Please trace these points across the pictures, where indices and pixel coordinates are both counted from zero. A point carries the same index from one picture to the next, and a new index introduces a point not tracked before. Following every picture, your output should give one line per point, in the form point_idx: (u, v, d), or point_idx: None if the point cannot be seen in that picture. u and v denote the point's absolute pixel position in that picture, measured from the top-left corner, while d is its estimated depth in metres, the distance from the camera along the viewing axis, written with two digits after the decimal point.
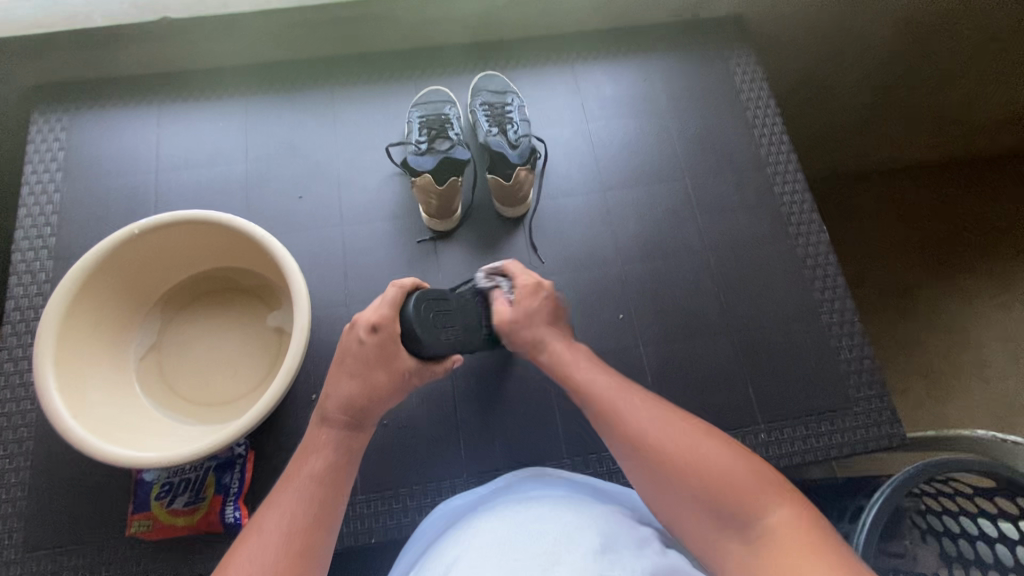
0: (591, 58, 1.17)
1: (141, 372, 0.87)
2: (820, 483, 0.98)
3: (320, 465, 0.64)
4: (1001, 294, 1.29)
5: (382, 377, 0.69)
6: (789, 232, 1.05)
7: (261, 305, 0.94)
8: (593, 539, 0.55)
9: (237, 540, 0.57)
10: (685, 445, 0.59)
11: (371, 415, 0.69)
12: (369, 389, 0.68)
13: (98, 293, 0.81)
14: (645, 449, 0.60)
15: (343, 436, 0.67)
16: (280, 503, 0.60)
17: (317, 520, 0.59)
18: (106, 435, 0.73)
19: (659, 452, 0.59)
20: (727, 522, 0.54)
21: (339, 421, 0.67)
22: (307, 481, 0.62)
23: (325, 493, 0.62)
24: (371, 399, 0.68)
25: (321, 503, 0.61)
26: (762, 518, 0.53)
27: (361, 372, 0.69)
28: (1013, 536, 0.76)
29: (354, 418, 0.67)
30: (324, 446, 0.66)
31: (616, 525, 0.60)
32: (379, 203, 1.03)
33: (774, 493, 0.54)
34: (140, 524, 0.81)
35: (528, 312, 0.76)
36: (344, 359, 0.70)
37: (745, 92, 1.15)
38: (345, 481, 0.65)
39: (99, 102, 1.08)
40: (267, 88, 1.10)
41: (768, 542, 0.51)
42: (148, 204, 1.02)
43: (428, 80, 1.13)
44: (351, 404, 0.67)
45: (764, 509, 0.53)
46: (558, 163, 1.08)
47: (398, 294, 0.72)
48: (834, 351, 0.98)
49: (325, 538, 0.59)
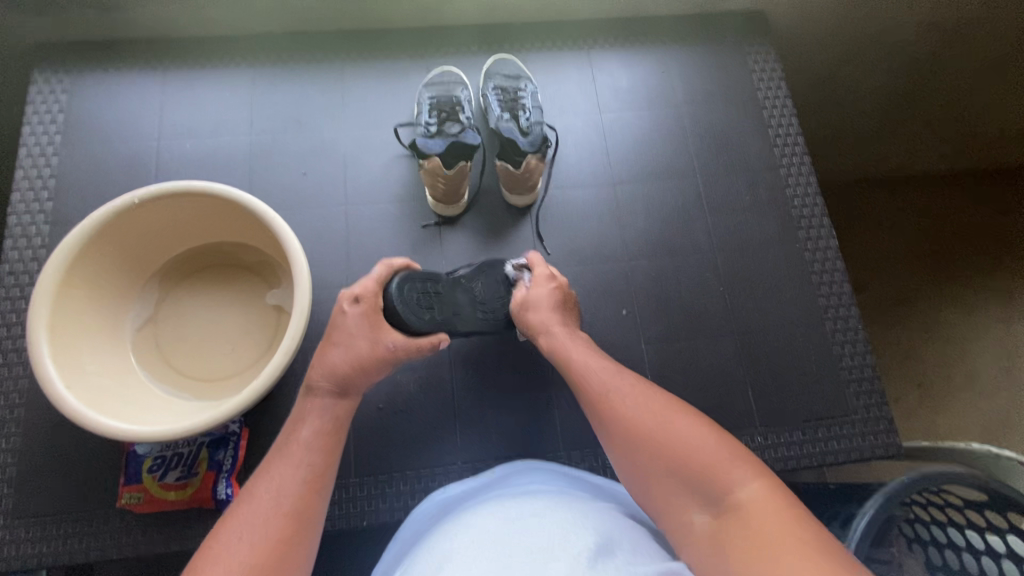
0: (608, 46, 1.14)
1: (138, 344, 0.85)
2: (820, 491, 0.97)
3: (311, 434, 0.64)
4: (1003, 308, 1.28)
5: (363, 345, 0.70)
6: (799, 236, 1.03)
7: (261, 282, 0.92)
8: (586, 538, 0.54)
9: (228, 509, 0.57)
10: (671, 425, 0.61)
11: (354, 386, 0.69)
12: (353, 357, 0.69)
13: (95, 262, 0.79)
14: (631, 432, 0.62)
15: (328, 404, 0.67)
16: (270, 471, 0.60)
17: (310, 487, 0.59)
18: (100, 406, 0.72)
19: (642, 431, 0.61)
20: (701, 494, 0.56)
21: (325, 389, 0.67)
22: (297, 447, 0.62)
23: (317, 460, 0.62)
24: (355, 367, 0.68)
25: (313, 470, 0.61)
26: (735, 492, 0.54)
27: (344, 340, 0.70)
28: (1000, 550, 0.75)
29: (337, 386, 0.67)
30: (313, 412, 0.66)
31: (611, 524, 0.59)
32: (384, 184, 1.01)
33: (748, 467, 0.56)
34: (130, 496, 0.81)
35: (536, 298, 0.78)
36: (330, 331, 0.72)
37: (762, 90, 1.13)
38: (336, 448, 0.65)
39: (102, 65, 1.05)
40: (274, 60, 1.08)
41: (738, 516, 0.52)
42: (149, 173, 1.00)
43: (441, 60, 1.10)
44: (335, 372, 0.68)
45: (736, 482, 0.54)
46: (569, 153, 1.06)
47: (384, 271, 0.76)
48: (835, 358, 0.97)
49: (317, 504, 0.59)
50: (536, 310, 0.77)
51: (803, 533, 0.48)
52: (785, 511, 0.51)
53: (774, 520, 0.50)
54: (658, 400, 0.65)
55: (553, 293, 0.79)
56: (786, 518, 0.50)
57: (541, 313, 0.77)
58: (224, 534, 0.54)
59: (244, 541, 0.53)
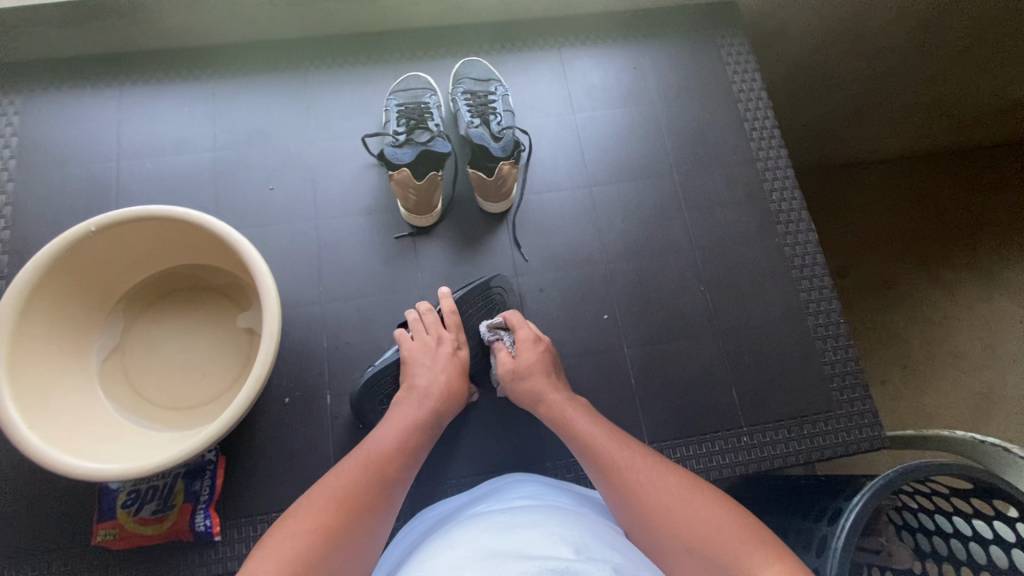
0: (580, 44, 1.12)
1: (106, 376, 0.83)
2: (800, 484, 0.92)
3: (397, 439, 0.68)
4: (983, 288, 1.28)
5: (448, 365, 0.79)
6: (778, 231, 1.02)
7: (232, 305, 0.90)
8: (563, 538, 0.54)
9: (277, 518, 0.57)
10: (677, 499, 0.60)
11: (446, 408, 0.75)
12: (451, 371, 0.78)
13: (56, 293, 0.76)
14: (647, 514, 0.59)
15: (415, 412, 0.72)
16: (324, 486, 0.60)
17: (372, 493, 0.61)
18: (67, 444, 0.69)
19: (657, 512, 0.59)
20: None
21: (427, 397, 0.74)
22: (359, 463, 0.63)
23: (371, 477, 0.62)
24: (449, 381, 0.77)
25: (363, 486, 0.61)
26: (753, 572, 0.50)
27: (427, 362, 0.79)
28: (987, 535, 0.72)
29: (439, 393, 0.75)
30: (393, 424, 0.70)
31: (601, 534, 0.57)
32: (355, 196, 0.99)
33: (768, 549, 0.52)
34: (105, 533, 0.78)
35: (528, 363, 0.80)
36: (411, 356, 0.80)
37: (736, 82, 1.11)
38: (408, 466, 0.67)
39: (54, 84, 1.01)
40: (235, 72, 1.04)
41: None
42: (109, 195, 0.96)
43: (409, 65, 1.07)
44: (439, 381, 0.76)
45: (753, 562, 0.51)
46: (543, 156, 1.04)
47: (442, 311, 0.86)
48: (818, 353, 0.97)
49: (359, 525, 0.58)
50: (530, 377, 0.79)
51: None
52: None
53: None
54: (662, 470, 0.64)
55: (542, 356, 0.81)
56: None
57: (534, 380, 0.78)
58: (271, 544, 0.54)
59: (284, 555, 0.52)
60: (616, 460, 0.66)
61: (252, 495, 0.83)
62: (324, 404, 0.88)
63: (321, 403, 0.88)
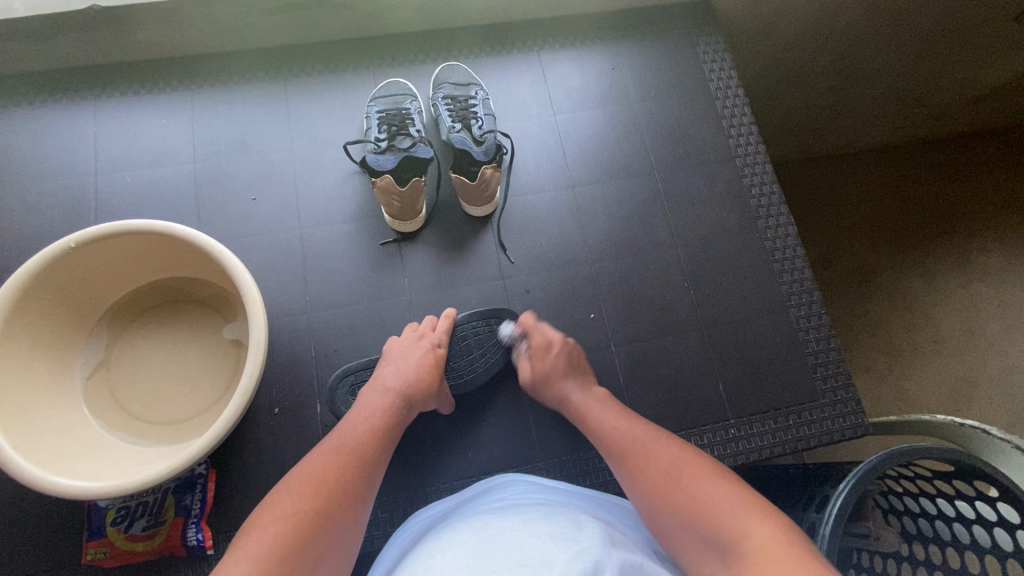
0: (559, 46, 1.12)
1: (91, 392, 0.82)
2: (787, 473, 0.93)
3: (366, 426, 0.68)
4: (960, 272, 1.30)
5: (421, 357, 0.80)
6: (758, 226, 1.04)
7: (217, 316, 0.90)
8: (551, 530, 0.55)
9: (252, 513, 0.56)
10: (678, 471, 0.61)
11: (415, 397, 0.76)
12: (420, 364, 0.79)
13: (36, 312, 0.75)
14: (650, 482, 0.62)
15: (382, 401, 0.73)
16: (299, 474, 0.60)
17: (349, 480, 0.61)
18: (52, 463, 0.68)
19: (658, 481, 0.61)
20: (714, 542, 0.53)
21: (390, 388, 0.75)
22: (331, 452, 0.64)
23: (344, 461, 0.63)
24: (417, 374, 0.78)
25: (338, 470, 0.61)
26: (743, 538, 0.51)
27: (401, 357, 0.80)
28: (970, 515, 0.73)
29: (402, 385, 0.75)
30: (365, 413, 0.71)
31: (597, 526, 0.58)
32: (339, 203, 0.99)
33: (757, 512, 0.53)
34: (96, 552, 0.78)
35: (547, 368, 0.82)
36: (389, 352, 0.82)
37: (714, 81, 1.13)
38: (381, 456, 0.67)
39: (27, 100, 1.00)
40: (214, 82, 1.03)
41: (746, 560, 0.49)
42: (87, 211, 0.95)
43: (389, 72, 1.07)
44: (403, 374, 0.77)
45: (745, 527, 0.52)
46: (525, 158, 1.05)
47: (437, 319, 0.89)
48: (802, 344, 0.98)
49: (340, 514, 0.58)
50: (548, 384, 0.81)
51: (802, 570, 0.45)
52: (792, 550, 0.48)
53: (777, 561, 0.46)
54: (668, 449, 0.66)
55: (560, 357, 0.82)
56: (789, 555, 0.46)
57: (556, 384, 0.81)
58: (251, 534, 0.53)
59: (264, 542, 0.52)
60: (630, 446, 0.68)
61: (243, 508, 0.83)
62: (315, 413, 0.88)
63: (311, 412, 0.88)
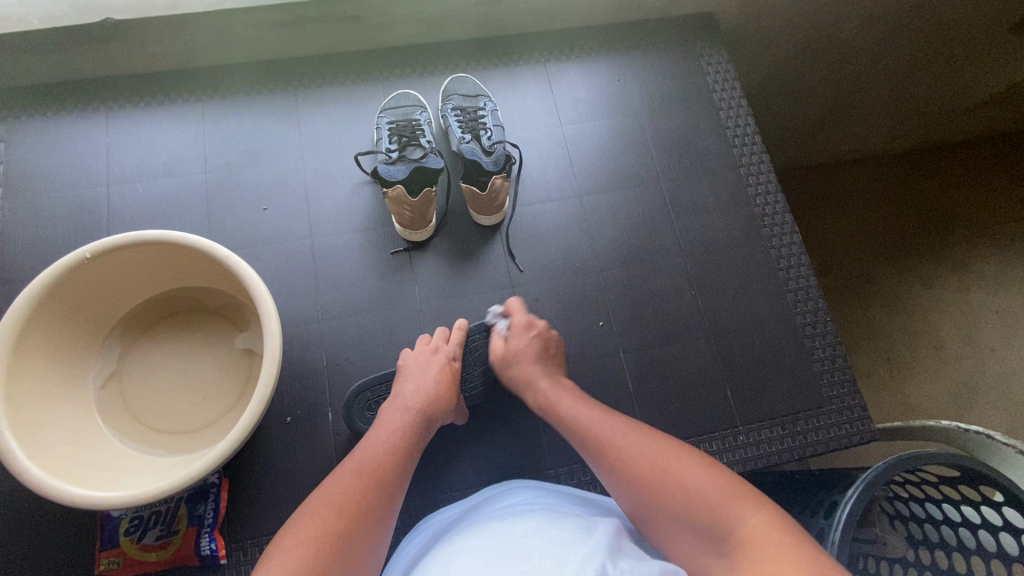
0: (565, 58, 1.14)
1: (103, 402, 0.82)
2: (796, 479, 0.94)
3: (386, 445, 0.69)
4: (960, 279, 1.32)
5: (437, 372, 0.81)
6: (763, 234, 1.05)
7: (229, 326, 0.90)
8: (567, 536, 0.55)
9: (275, 539, 0.57)
10: (657, 457, 0.62)
11: (433, 413, 0.76)
12: (437, 380, 0.80)
13: (50, 323, 0.75)
14: (629, 470, 0.62)
15: (402, 420, 0.73)
16: (319, 497, 0.61)
17: (370, 500, 0.61)
18: (67, 474, 0.68)
19: (640, 470, 0.61)
20: (704, 531, 0.54)
21: (410, 406, 0.75)
22: (351, 473, 0.64)
23: (364, 480, 0.63)
24: (436, 390, 0.78)
25: (357, 490, 0.62)
26: (735, 528, 0.52)
27: (417, 372, 0.81)
28: (975, 520, 0.73)
29: (422, 403, 0.76)
30: (383, 433, 0.71)
31: (619, 537, 0.57)
32: (349, 213, 1.00)
33: (747, 502, 0.54)
34: (108, 562, 0.78)
35: (517, 350, 0.84)
36: (404, 368, 0.82)
37: (717, 92, 1.14)
38: (402, 474, 0.67)
39: (40, 111, 1.01)
40: (224, 93, 1.04)
41: (742, 549, 0.50)
42: (98, 220, 0.96)
43: (398, 83, 1.09)
44: (422, 391, 0.78)
45: (737, 516, 0.53)
46: (534, 168, 1.06)
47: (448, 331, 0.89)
48: (807, 350, 0.99)
49: (362, 534, 0.58)
50: (518, 364, 0.83)
51: (801, 558, 0.47)
52: (784, 537, 0.50)
53: (776, 550, 0.48)
54: (643, 437, 0.66)
55: (532, 342, 0.85)
56: (784, 544, 0.48)
57: (524, 367, 0.82)
58: (274, 558, 0.53)
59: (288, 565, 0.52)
60: (606, 435, 0.68)
61: (256, 516, 0.83)
62: (327, 422, 0.88)
63: (323, 421, 0.88)
